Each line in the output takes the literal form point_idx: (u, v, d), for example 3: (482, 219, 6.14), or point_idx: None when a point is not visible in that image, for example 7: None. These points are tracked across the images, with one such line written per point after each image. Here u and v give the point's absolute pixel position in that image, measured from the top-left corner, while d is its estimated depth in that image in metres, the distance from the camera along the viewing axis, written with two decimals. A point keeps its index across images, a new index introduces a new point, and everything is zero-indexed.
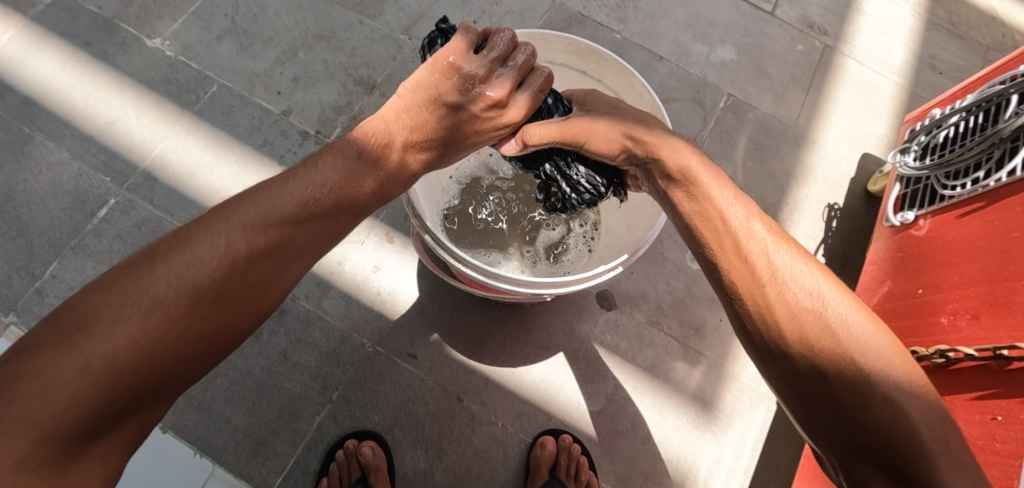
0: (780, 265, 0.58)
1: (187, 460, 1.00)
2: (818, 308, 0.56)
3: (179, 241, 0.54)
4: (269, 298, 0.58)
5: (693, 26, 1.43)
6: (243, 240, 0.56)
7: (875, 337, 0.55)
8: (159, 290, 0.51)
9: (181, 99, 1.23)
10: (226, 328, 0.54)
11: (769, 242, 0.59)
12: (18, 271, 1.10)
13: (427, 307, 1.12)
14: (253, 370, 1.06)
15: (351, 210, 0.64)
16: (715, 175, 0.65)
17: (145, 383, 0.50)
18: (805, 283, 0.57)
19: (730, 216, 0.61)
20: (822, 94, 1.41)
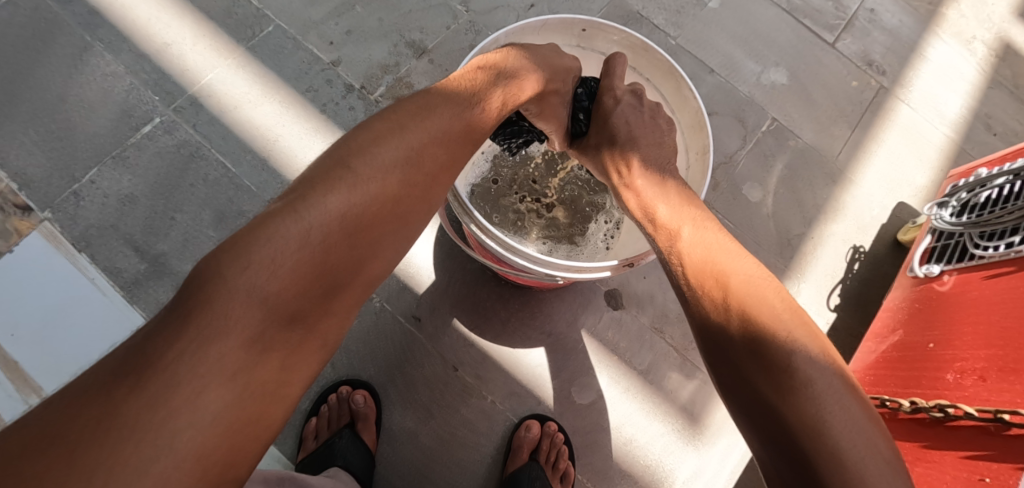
0: (693, 256, 0.63)
1: None
2: (713, 291, 0.59)
3: (370, 133, 0.60)
4: (437, 192, 0.63)
5: (749, 44, 1.42)
6: (418, 135, 0.62)
7: (779, 311, 0.56)
8: (362, 168, 0.57)
9: (238, 33, 1.25)
10: (408, 212, 0.60)
11: (683, 231, 0.66)
12: (59, 172, 1.14)
13: (438, 274, 1.13)
14: None
15: (492, 113, 0.70)
16: (653, 190, 0.73)
17: (353, 255, 0.54)
18: (699, 254, 0.63)
19: (658, 212, 0.70)
20: (868, 134, 1.38)
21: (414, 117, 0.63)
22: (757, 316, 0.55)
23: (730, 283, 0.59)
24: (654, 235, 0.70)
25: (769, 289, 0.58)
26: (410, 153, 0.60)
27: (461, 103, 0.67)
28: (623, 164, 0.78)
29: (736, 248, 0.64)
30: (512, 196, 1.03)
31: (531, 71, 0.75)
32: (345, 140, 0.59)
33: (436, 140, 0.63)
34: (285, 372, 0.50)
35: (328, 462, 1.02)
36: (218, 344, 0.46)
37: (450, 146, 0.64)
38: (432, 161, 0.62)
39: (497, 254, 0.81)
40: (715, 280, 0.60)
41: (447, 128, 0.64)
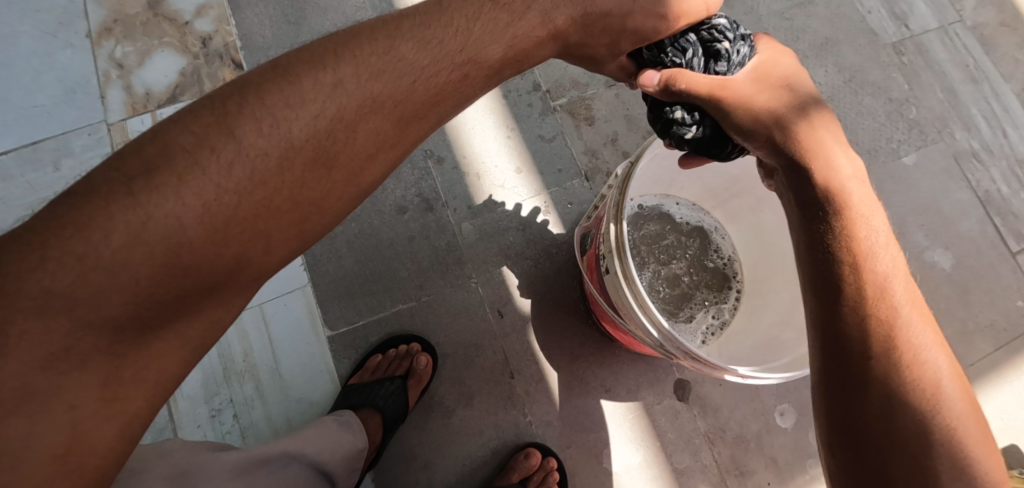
0: (895, 294, 0.54)
1: (292, 266, 1.10)
2: (920, 366, 0.52)
3: (270, 96, 0.54)
4: (369, 173, 0.59)
5: (928, 215, 1.34)
6: (345, 107, 0.56)
7: (973, 426, 0.51)
8: (249, 139, 0.52)
9: None
10: (320, 197, 0.56)
11: (897, 280, 0.55)
12: (279, 48, 1.28)
13: (539, 285, 1.15)
14: (379, 234, 1.14)
15: (450, 84, 0.62)
16: (849, 173, 0.60)
17: (230, 242, 0.51)
18: (909, 318, 0.53)
19: (875, 239, 0.57)
20: (1012, 361, 1.26)
21: (333, 85, 0.56)
22: (957, 426, 0.50)
23: (937, 368, 0.52)
24: (848, 247, 0.56)
25: (960, 379, 0.53)
26: (329, 123, 0.56)
27: (405, 72, 0.59)
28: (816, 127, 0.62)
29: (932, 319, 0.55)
30: (640, 251, 1.04)
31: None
32: (241, 99, 0.54)
33: (368, 118, 0.57)
34: (130, 384, 0.49)
35: (363, 398, 1.03)
36: (10, 366, 0.44)
37: (392, 122, 0.59)
38: (357, 141, 0.57)
39: (623, 301, 0.79)
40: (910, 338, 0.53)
41: (388, 108, 0.58)
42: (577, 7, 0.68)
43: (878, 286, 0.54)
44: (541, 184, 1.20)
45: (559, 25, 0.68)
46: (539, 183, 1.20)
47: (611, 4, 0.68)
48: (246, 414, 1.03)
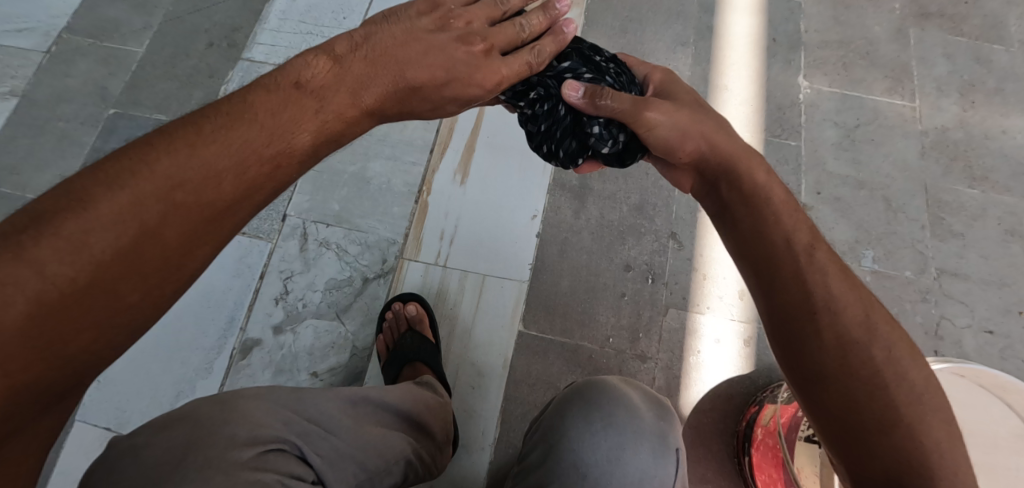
0: (814, 254, 0.67)
1: (521, 261, 1.28)
2: (852, 313, 0.63)
3: (72, 212, 0.52)
4: (211, 242, 0.59)
5: None
6: (148, 198, 0.55)
7: (898, 345, 0.62)
8: (53, 265, 0.50)
9: (768, 128, 1.51)
10: (164, 272, 0.56)
11: (800, 237, 0.68)
12: None
13: (708, 399, 1.18)
14: (599, 273, 1.27)
15: (294, 146, 0.65)
16: (757, 168, 0.76)
17: (70, 335, 0.51)
18: (822, 267, 0.65)
19: (778, 205, 0.72)
20: None
21: (150, 182, 0.55)
22: (890, 348, 0.61)
23: (865, 310, 0.63)
24: (767, 222, 0.71)
25: (875, 303, 0.65)
26: (142, 228, 0.54)
27: (235, 150, 0.60)
28: (711, 121, 0.83)
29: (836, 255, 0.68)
30: None
31: (493, 55, 0.78)
32: (27, 230, 0.50)
33: (187, 210, 0.57)
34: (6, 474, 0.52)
35: (410, 358, 1.16)
36: None
37: (210, 210, 0.58)
38: (194, 216, 0.57)
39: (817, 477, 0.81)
40: (846, 279, 0.65)
41: (204, 197, 0.58)
42: (387, 85, 0.73)
43: (802, 241, 0.68)
44: (755, 314, 1.24)
45: (374, 101, 0.73)
46: (753, 313, 1.23)
47: (426, 78, 0.75)
48: None
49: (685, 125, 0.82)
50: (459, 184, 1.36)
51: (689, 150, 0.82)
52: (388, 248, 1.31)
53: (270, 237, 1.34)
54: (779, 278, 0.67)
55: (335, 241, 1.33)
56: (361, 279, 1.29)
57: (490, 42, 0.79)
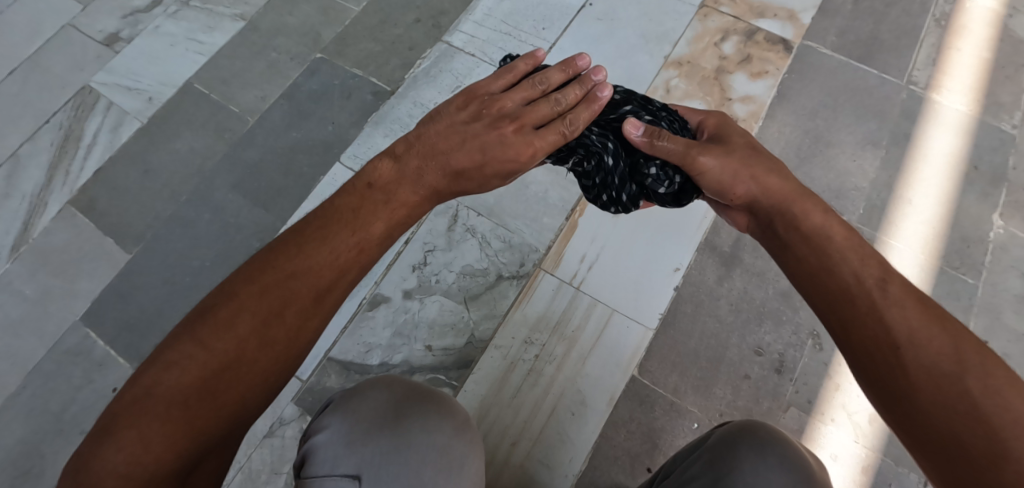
0: (847, 263, 0.73)
1: (653, 309, 1.27)
2: (893, 311, 0.68)
3: (223, 305, 0.71)
4: (320, 312, 0.75)
5: None
6: (273, 287, 0.73)
7: (938, 331, 0.66)
8: (210, 341, 0.69)
9: (945, 256, 1.41)
10: (287, 340, 0.72)
11: (830, 244, 0.76)
12: None
13: None
14: (727, 346, 1.23)
15: (377, 233, 0.80)
16: (811, 207, 0.80)
17: (227, 391, 0.68)
18: (853, 272, 0.72)
19: (808, 217, 0.79)
20: None
21: (269, 275, 0.73)
22: (934, 337, 0.65)
23: (905, 306, 0.68)
24: (804, 243, 0.78)
25: (910, 291, 0.69)
26: (268, 311, 0.72)
27: (331, 241, 0.77)
28: (756, 155, 0.88)
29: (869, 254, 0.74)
30: None
31: (528, 127, 0.88)
32: (193, 324, 0.70)
33: (299, 294, 0.74)
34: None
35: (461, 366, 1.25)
36: None
37: (315, 291, 0.75)
38: (304, 294, 0.74)
39: None
40: (921, 309, 0.68)
41: (316, 285, 0.75)
42: (443, 176, 0.86)
43: (833, 255, 0.75)
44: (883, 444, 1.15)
45: (437, 182, 0.85)
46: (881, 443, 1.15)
47: (466, 163, 0.86)
48: (543, 362, 1.23)
49: (732, 166, 0.87)
50: (612, 215, 1.37)
51: (741, 193, 0.86)
52: (528, 255, 1.35)
53: None
54: (820, 295, 0.74)
55: (481, 231, 1.38)
56: (495, 275, 1.33)
57: (522, 120, 0.88)
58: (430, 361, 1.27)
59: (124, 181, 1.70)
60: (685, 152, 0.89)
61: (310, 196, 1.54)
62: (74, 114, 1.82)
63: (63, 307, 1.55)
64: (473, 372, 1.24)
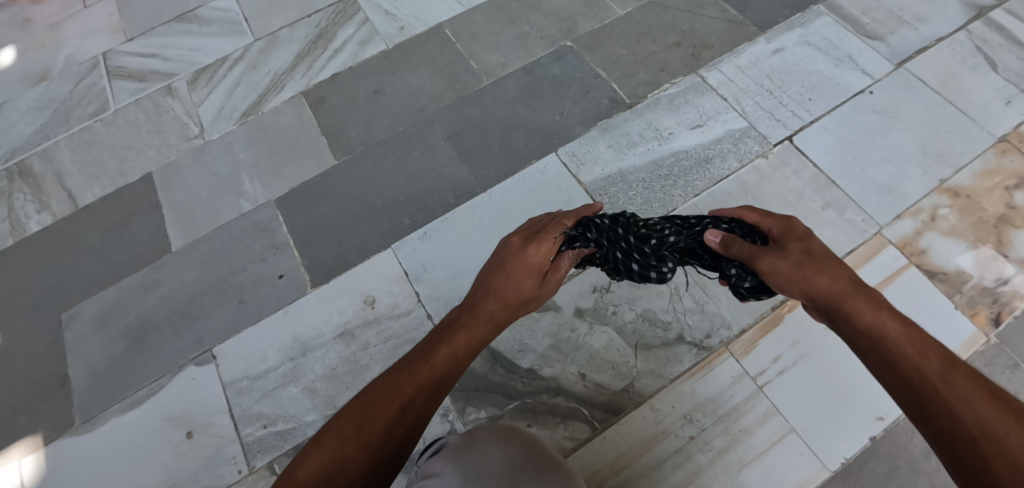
0: (906, 361, 0.75)
1: (838, 450, 1.12)
2: (957, 406, 0.70)
3: (331, 422, 0.81)
4: (414, 416, 0.83)
5: None
6: (368, 403, 0.82)
7: (1003, 425, 0.68)
8: (327, 446, 0.79)
9: None
10: (386, 446, 0.80)
11: (880, 333, 0.78)
12: None
13: None
14: None
15: (458, 350, 0.89)
16: (867, 303, 0.80)
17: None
18: (909, 368, 0.75)
19: (850, 302, 0.82)
20: None
21: (367, 393, 0.84)
22: (1001, 432, 0.67)
23: (970, 400, 0.70)
24: (858, 339, 0.80)
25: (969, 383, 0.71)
26: (367, 422, 0.81)
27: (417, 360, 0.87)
28: (818, 254, 0.88)
29: (920, 344, 0.76)
30: None
31: (526, 245, 0.98)
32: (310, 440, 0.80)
33: (387, 406, 0.82)
34: None
35: (607, 409, 1.20)
36: None
37: (402, 402, 0.82)
38: (397, 404, 0.82)
39: None
40: (993, 403, 0.70)
41: (399, 397, 0.83)
42: (502, 304, 0.95)
43: (884, 347, 0.77)
44: None
45: (492, 307, 0.94)
46: None
47: (504, 286, 0.96)
48: (695, 447, 1.15)
49: (792, 275, 0.87)
50: None
51: (799, 291, 0.87)
52: (718, 328, 1.24)
53: None
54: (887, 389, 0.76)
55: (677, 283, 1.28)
56: (676, 335, 1.24)
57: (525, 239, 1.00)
58: (579, 390, 1.22)
59: (351, 92, 1.76)
60: (750, 254, 0.93)
61: (515, 175, 1.49)
62: (333, 18, 1.94)
63: (264, 183, 1.65)
64: (620, 423, 1.19)
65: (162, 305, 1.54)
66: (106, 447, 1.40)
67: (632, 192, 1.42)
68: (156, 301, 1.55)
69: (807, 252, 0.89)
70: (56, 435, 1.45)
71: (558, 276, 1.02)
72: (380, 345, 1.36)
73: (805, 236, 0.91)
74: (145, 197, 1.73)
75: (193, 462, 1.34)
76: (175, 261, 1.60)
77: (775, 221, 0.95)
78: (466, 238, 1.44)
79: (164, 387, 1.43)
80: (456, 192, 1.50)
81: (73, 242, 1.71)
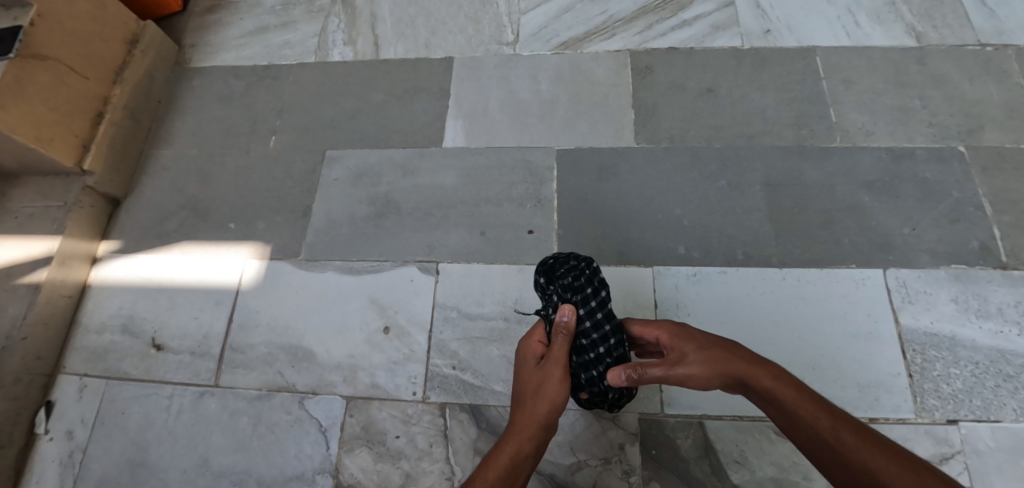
0: (778, 398, 0.98)
1: None
2: (818, 426, 0.93)
3: None
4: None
5: None
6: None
7: (828, 421, 0.93)
8: None
9: None
10: None
11: (751, 381, 1.01)
12: None
13: None
14: None
15: (525, 431, 1.02)
16: (762, 374, 1.00)
17: None
18: (779, 404, 0.97)
19: (722, 357, 1.04)
20: None
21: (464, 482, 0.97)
22: (838, 433, 0.91)
23: (817, 416, 0.93)
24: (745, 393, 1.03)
25: (811, 403, 0.95)
26: None
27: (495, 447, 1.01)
28: (708, 344, 1.05)
29: (770, 379, 0.99)
30: None
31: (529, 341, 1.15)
32: None
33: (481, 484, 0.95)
34: None
35: None
36: None
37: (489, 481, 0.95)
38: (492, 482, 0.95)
39: None
40: (845, 424, 0.92)
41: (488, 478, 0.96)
42: (547, 390, 1.07)
43: (760, 391, 1.00)
44: None
45: (536, 397, 1.07)
46: None
47: (536, 376, 1.09)
48: None
49: (703, 370, 1.04)
50: None
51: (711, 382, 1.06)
52: None
53: (922, 415, 1.14)
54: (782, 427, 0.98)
55: None
56: None
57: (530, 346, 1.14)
58: None
59: (681, 76, 1.56)
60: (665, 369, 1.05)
61: (823, 269, 1.28)
62: None
63: (552, 125, 1.56)
64: None
65: (411, 193, 1.56)
66: (316, 293, 1.50)
67: (955, 369, 1.17)
68: (408, 185, 1.57)
69: (702, 347, 1.06)
70: (284, 257, 1.57)
71: (557, 352, 1.09)
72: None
73: (688, 337, 1.08)
74: (438, 81, 1.74)
75: (380, 357, 1.38)
76: (439, 157, 1.59)
77: (658, 328, 1.11)
78: (738, 305, 1.26)
79: (383, 272, 1.47)
80: (748, 250, 1.31)
81: (364, 89, 1.78)
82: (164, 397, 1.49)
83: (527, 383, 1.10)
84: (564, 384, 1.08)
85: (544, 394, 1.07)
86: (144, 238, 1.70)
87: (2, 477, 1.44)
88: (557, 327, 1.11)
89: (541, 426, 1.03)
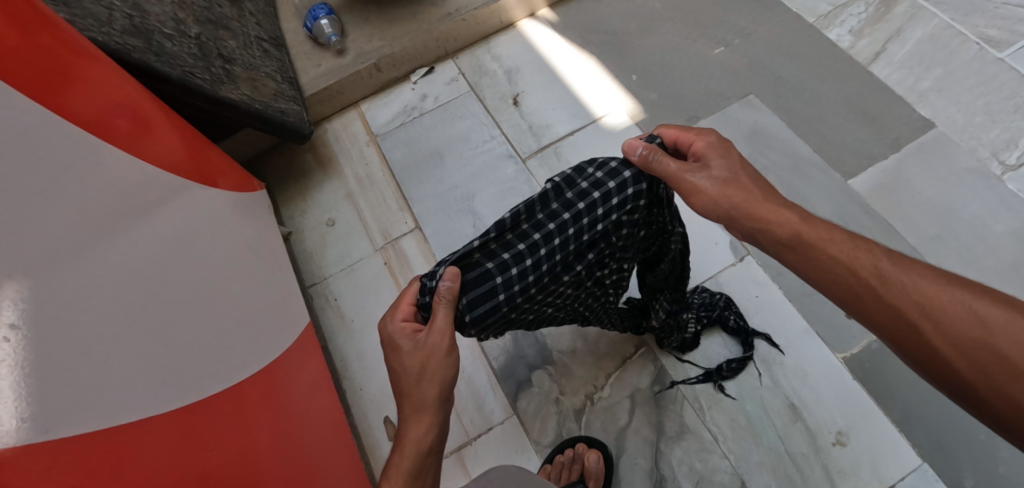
0: (804, 236, 0.85)
1: None
2: (855, 265, 0.80)
3: None
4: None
5: None
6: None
7: (875, 262, 0.80)
8: None
9: None
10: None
11: (776, 214, 0.88)
12: None
13: None
14: None
15: (418, 419, 0.89)
16: (786, 210, 0.88)
17: None
18: (801, 239, 0.85)
19: (747, 173, 0.92)
20: None
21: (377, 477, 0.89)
22: (894, 277, 0.78)
23: (857, 255, 0.81)
24: (749, 213, 0.90)
25: (851, 244, 0.82)
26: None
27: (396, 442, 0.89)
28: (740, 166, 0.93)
29: (797, 214, 0.87)
30: None
31: (391, 325, 0.91)
32: None
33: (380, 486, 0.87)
34: None
35: None
36: None
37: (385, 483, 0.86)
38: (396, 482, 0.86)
39: None
40: (906, 270, 0.78)
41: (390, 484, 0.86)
42: (437, 380, 0.89)
43: (782, 225, 0.87)
44: None
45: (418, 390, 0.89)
46: None
47: (411, 371, 0.89)
48: None
49: (725, 191, 0.91)
50: None
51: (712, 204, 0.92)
52: None
53: None
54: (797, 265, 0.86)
55: None
56: None
57: (392, 333, 0.90)
58: None
59: None
60: (680, 169, 0.89)
61: None
62: None
63: (960, 266, 1.40)
64: None
65: (785, 190, 1.53)
66: None
67: None
68: (791, 183, 1.54)
69: (729, 163, 0.93)
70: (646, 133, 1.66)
71: (441, 325, 0.84)
72: (798, 466, 1.23)
73: (726, 153, 0.94)
74: (900, 132, 1.59)
75: None
76: (838, 189, 1.52)
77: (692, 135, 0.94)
78: None
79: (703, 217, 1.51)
80: None
81: (829, 78, 1.69)
82: (488, 134, 1.73)
83: (408, 366, 0.89)
84: (453, 351, 0.88)
85: (436, 370, 0.88)
86: (572, 30, 1.89)
87: (376, 83, 1.84)
88: (436, 300, 0.82)
89: (435, 406, 0.90)
